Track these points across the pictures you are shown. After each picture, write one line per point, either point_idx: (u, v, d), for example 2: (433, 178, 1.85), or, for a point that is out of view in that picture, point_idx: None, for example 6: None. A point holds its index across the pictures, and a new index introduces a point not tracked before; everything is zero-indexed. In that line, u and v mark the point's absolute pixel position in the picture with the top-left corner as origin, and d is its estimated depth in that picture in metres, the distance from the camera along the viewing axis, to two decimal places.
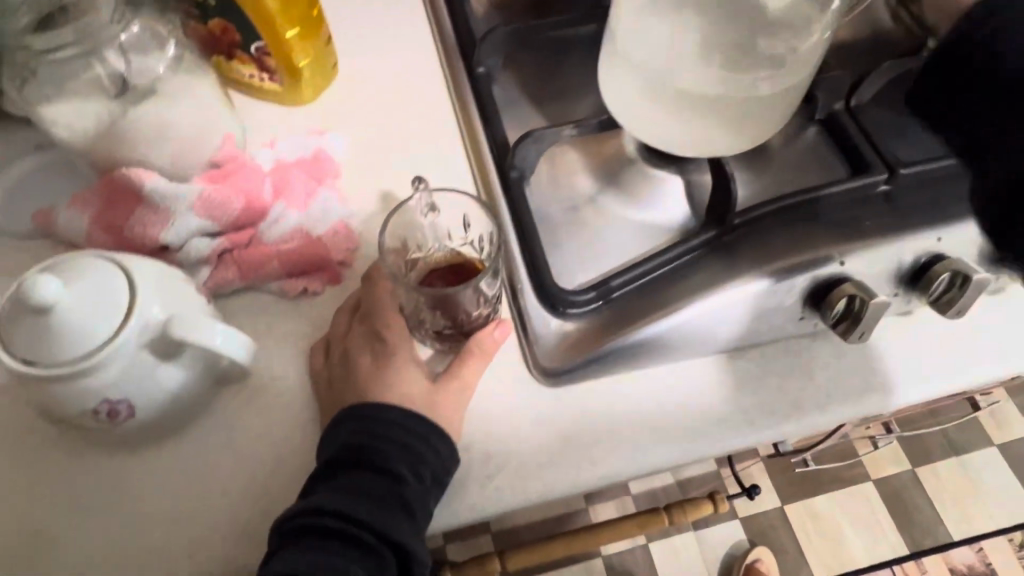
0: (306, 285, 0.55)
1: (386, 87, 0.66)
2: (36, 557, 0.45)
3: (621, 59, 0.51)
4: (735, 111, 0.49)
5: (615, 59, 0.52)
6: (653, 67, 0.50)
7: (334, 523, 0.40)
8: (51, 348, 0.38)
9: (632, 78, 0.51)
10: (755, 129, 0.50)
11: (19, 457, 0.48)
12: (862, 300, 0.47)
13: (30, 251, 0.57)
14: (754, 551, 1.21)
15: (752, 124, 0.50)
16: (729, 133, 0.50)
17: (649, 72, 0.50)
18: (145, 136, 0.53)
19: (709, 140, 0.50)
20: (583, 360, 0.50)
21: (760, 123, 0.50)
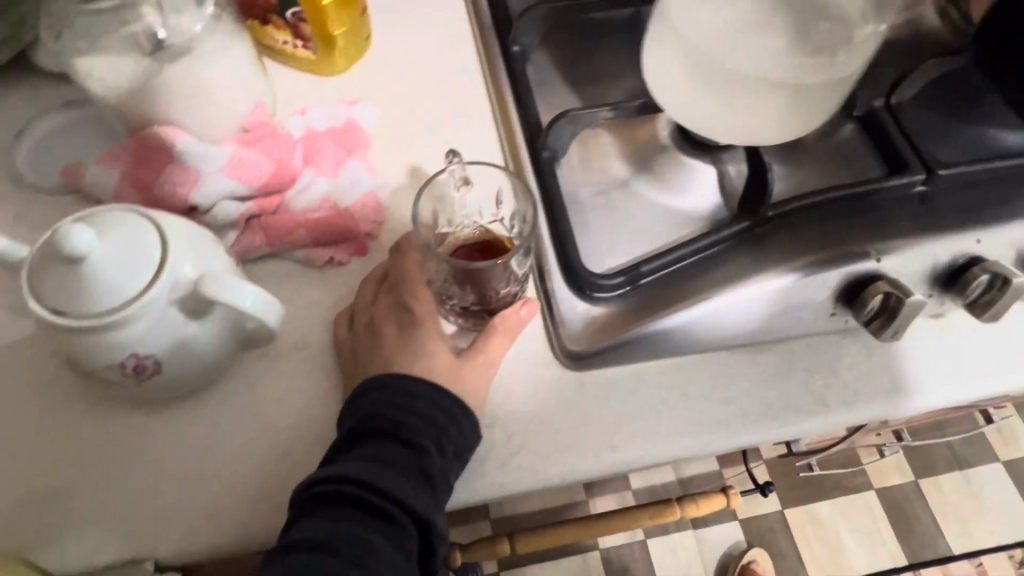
0: (333, 255, 0.55)
1: (419, 60, 0.65)
2: (53, 510, 0.45)
3: (671, 37, 0.51)
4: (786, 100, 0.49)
5: (663, 36, 0.51)
6: (703, 50, 0.49)
7: (357, 492, 0.40)
8: (79, 300, 0.38)
9: (681, 56, 0.50)
10: (801, 119, 0.50)
11: (41, 409, 0.48)
12: (898, 298, 0.47)
13: (55, 206, 0.57)
14: (752, 551, 1.21)
15: (800, 118, 0.50)
16: (775, 120, 0.49)
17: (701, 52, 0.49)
18: (179, 95, 0.52)
19: (755, 126, 0.50)
20: (610, 343, 0.50)
21: (806, 114, 0.50)
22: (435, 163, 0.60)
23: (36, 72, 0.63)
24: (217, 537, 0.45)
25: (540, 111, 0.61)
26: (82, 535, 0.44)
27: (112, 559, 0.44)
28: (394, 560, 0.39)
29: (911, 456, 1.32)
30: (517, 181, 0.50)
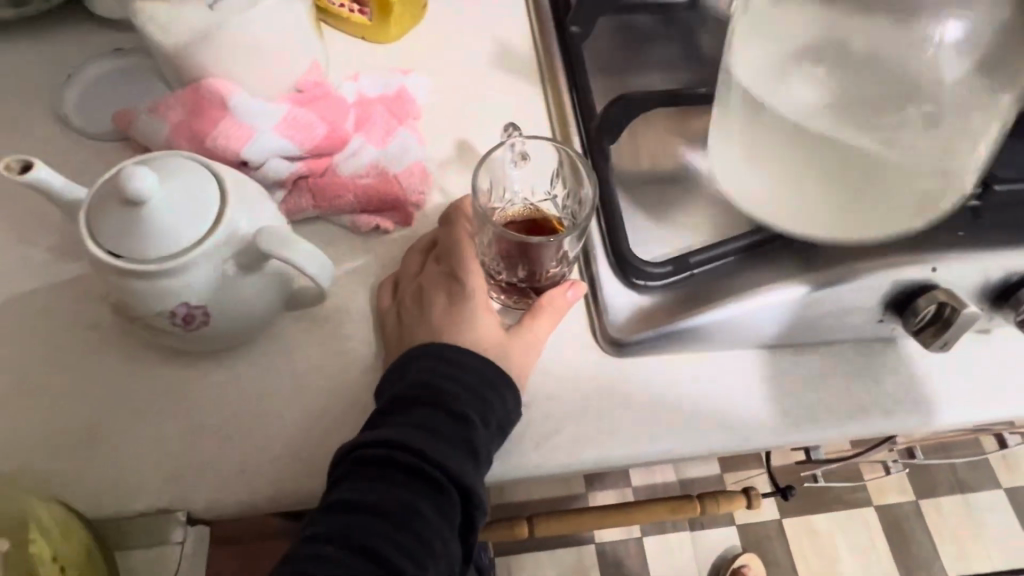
0: (379, 223, 0.54)
1: (472, 35, 0.64)
2: (88, 453, 0.45)
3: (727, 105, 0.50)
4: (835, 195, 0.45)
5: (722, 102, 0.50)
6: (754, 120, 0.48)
7: (403, 458, 0.40)
8: (137, 245, 0.38)
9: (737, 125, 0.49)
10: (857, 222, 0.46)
11: (82, 352, 0.48)
12: (953, 308, 0.46)
13: (101, 151, 0.56)
14: (743, 556, 1.17)
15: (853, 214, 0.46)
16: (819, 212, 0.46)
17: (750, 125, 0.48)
18: (235, 47, 0.50)
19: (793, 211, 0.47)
20: (656, 333, 0.49)
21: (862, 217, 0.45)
22: (483, 137, 0.59)
23: (90, 18, 0.63)
24: (247, 494, 0.44)
25: (594, 93, 0.60)
26: (116, 481, 0.44)
27: (144, 507, 0.44)
28: (440, 526, 0.39)
29: (914, 476, 1.29)
30: (574, 159, 0.49)
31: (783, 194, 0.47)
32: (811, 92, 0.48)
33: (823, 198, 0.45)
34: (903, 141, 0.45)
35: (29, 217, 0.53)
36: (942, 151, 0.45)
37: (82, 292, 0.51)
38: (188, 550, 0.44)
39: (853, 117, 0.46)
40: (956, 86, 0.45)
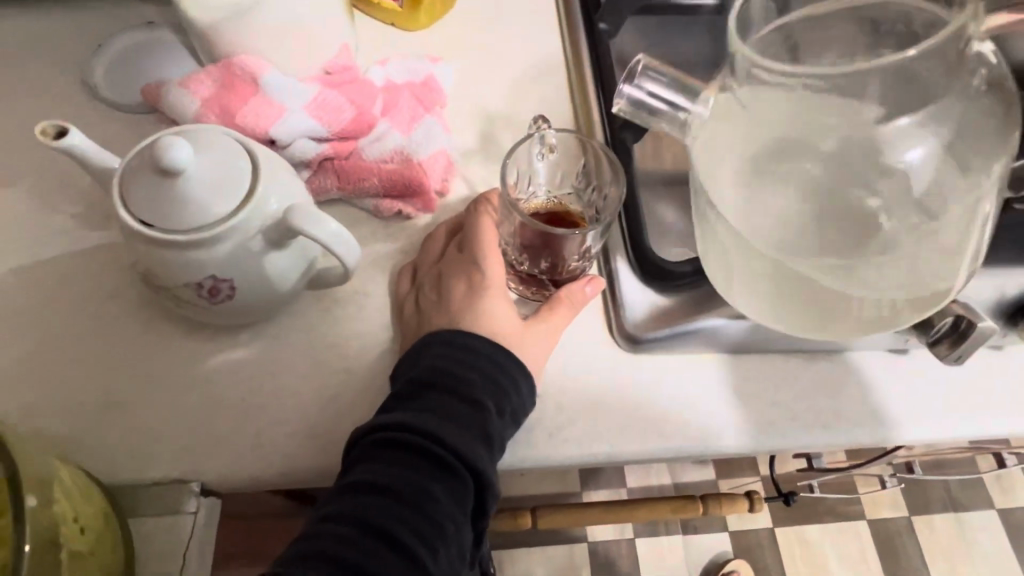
0: (401, 208, 0.54)
1: (499, 28, 0.64)
2: (106, 420, 0.45)
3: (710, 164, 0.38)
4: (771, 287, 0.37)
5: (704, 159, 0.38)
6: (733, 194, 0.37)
7: (419, 441, 0.40)
8: (169, 216, 0.38)
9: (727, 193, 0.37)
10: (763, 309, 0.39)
11: (103, 320, 0.49)
12: (969, 321, 0.46)
13: (129, 122, 0.57)
14: (732, 561, 1.17)
15: (768, 298, 0.38)
16: (757, 303, 0.39)
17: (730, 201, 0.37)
18: (270, 27, 0.51)
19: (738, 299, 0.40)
20: (670, 331, 0.50)
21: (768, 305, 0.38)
22: (508, 129, 0.59)
23: None
24: (260, 470, 0.45)
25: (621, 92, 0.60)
26: (133, 449, 0.45)
27: (158, 476, 0.44)
28: (453, 511, 0.40)
29: (908, 492, 1.29)
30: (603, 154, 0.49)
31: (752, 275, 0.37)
32: (794, 186, 0.37)
33: (793, 308, 0.37)
34: (889, 253, 0.35)
35: (53, 183, 0.54)
36: (914, 260, 0.35)
37: (105, 260, 0.51)
38: (201, 520, 0.44)
39: (821, 244, 0.36)
40: (935, 198, 0.35)
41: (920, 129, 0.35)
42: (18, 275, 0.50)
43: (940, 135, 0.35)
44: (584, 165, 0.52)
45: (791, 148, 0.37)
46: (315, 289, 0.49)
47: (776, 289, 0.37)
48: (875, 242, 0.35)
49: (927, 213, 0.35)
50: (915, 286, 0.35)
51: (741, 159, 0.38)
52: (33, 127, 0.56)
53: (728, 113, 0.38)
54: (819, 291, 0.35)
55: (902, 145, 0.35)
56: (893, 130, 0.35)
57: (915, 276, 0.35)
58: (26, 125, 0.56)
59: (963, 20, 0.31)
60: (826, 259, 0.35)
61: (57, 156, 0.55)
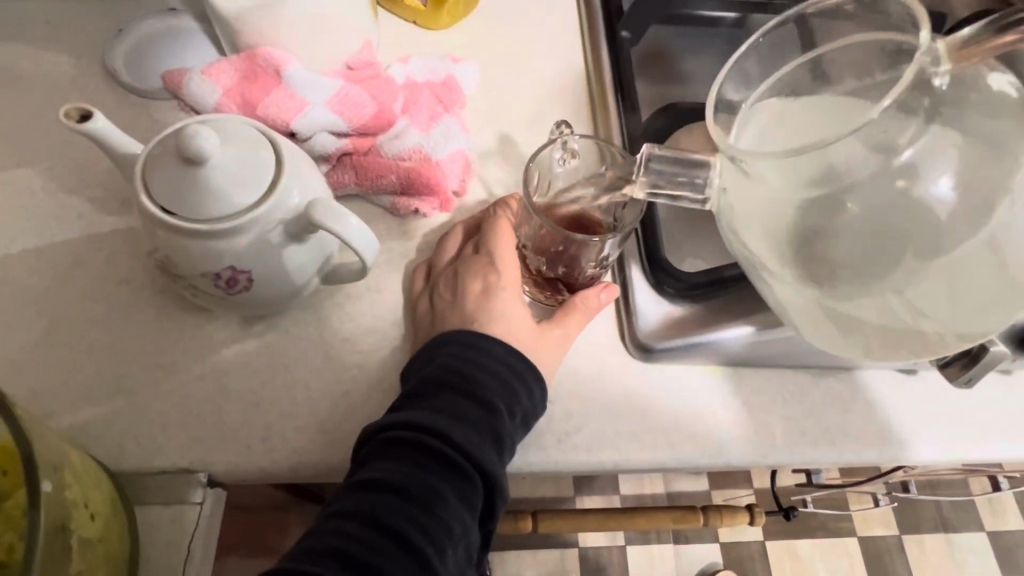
0: (418, 207, 0.54)
1: (521, 32, 0.64)
2: (116, 406, 0.45)
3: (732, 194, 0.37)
4: (814, 304, 0.37)
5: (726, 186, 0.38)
6: (760, 219, 0.36)
7: (431, 441, 0.40)
8: (193, 205, 0.38)
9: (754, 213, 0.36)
10: (807, 322, 0.38)
11: (115, 306, 0.49)
12: (982, 345, 0.46)
13: (148, 108, 0.56)
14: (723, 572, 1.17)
15: (808, 312, 0.37)
16: (802, 318, 0.38)
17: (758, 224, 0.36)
18: (295, 20, 0.50)
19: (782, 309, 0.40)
20: (680, 342, 0.50)
21: (811, 320, 0.38)
22: (527, 133, 0.59)
23: None
24: (268, 463, 0.44)
25: (639, 104, 0.60)
26: (141, 437, 0.45)
27: (165, 466, 0.44)
28: (462, 512, 0.39)
29: (901, 511, 1.29)
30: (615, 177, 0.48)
31: (787, 298, 0.38)
32: (825, 224, 0.35)
33: (831, 322, 0.37)
34: (921, 281, 0.34)
35: (69, 165, 0.54)
36: (956, 281, 0.34)
37: (120, 246, 0.51)
38: (206, 511, 0.44)
39: (848, 267, 0.35)
40: (971, 210, 0.33)
41: (931, 155, 0.33)
42: (31, 257, 0.50)
43: (950, 154, 0.33)
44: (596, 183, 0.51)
45: (816, 195, 0.34)
46: (329, 283, 0.49)
47: (815, 318, 0.37)
48: (910, 271, 0.34)
49: (967, 233, 0.33)
50: (955, 309, 0.34)
51: (759, 215, 0.36)
52: (51, 108, 0.56)
53: (729, 167, 0.37)
54: (856, 318, 0.36)
55: (920, 175, 0.33)
56: (906, 160, 0.34)
57: (957, 298, 0.34)
58: (46, 106, 0.56)
59: (920, 63, 0.32)
60: (862, 294, 0.35)
61: (74, 138, 0.55)
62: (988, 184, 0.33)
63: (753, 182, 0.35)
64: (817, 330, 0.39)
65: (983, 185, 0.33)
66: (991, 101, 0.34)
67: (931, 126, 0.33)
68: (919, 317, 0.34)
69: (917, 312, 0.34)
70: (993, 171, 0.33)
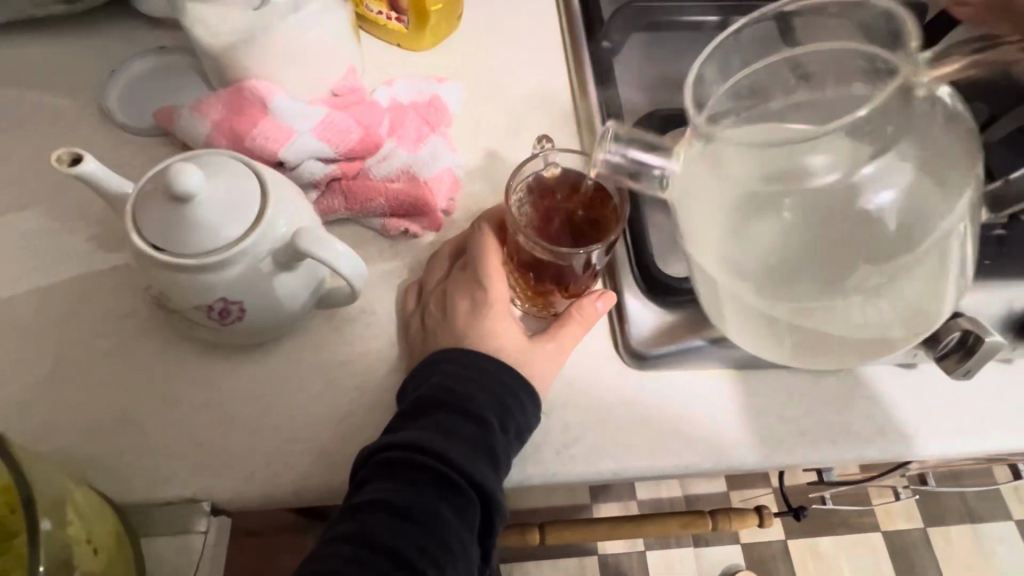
0: (408, 227, 0.55)
1: (505, 49, 0.65)
2: (120, 438, 0.46)
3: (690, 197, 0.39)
4: (754, 316, 0.37)
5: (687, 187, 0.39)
6: (713, 223, 0.37)
7: (423, 460, 0.40)
8: (181, 240, 0.39)
9: (709, 217, 0.37)
10: (748, 337, 0.39)
11: (117, 340, 0.50)
12: (977, 337, 0.45)
13: (143, 146, 0.58)
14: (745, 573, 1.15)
15: (748, 325, 0.38)
16: (743, 331, 0.39)
17: (711, 228, 0.37)
18: (279, 50, 0.52)
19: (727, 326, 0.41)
20: (674, 347, 0.50)
21: (753, 335, 0.39)
22: (514, 148, 0.60)
23: (134, 15, 0.64)
24: (271, 488, 0.45)
25: (624, 114, 0.61)
26: (146, 468, 0.45)
27: (171, 496, 0.45)
28: (461, 530, 0.40)
29: (923, 504, 1.27)
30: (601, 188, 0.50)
31: (729, 311, 0.39)
32: (772, 230, 0.37)
33: (770, 335, 0.38)
34: (858, 291, 0.35)
35: (70, 204, 0.55)
36: (885, 292, 0.36)
37: (121, 281, 0.52)
38: (212, 539, 0.44)
39: (790, 277, 0.36)
40: (911, 231, 0.35)
41: (885, 170, 0.35)
42: (35, 296, 0.51)
43: (899, 176, 0.35)
44: (577, 193, 0.52)
45: (764, 199, 0.37)
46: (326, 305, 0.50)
47: (757, 325, 0.38)
48: (852, 279, 0.35)
49: (899, 247, 0.35)
50: (884, 319, 0.36)
51: (719, 213, 0.37)
52: (51, 150, 0.58)
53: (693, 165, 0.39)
54: (803, 327, 0.36)
55: (866, 186, 0.36)
56: (859, 175, 0.35)
57: (885, 309, 0.36)
58: (45, 149, 0.58)
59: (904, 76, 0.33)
60: (813, 300, 0.36)
61: (73, 179, 0.56)
62: (931, 210, 0.35)
63: (711, 182, 0.37)
64: (754, 345, 0.40)
65: (928, 212, 0.36)
66: (950, 136, 0.36)
67: (893, 146, 0.35)
68: (854, 326, 0.36)
69: (853, 321, 0.36)
70: (939, 199, 0.36)
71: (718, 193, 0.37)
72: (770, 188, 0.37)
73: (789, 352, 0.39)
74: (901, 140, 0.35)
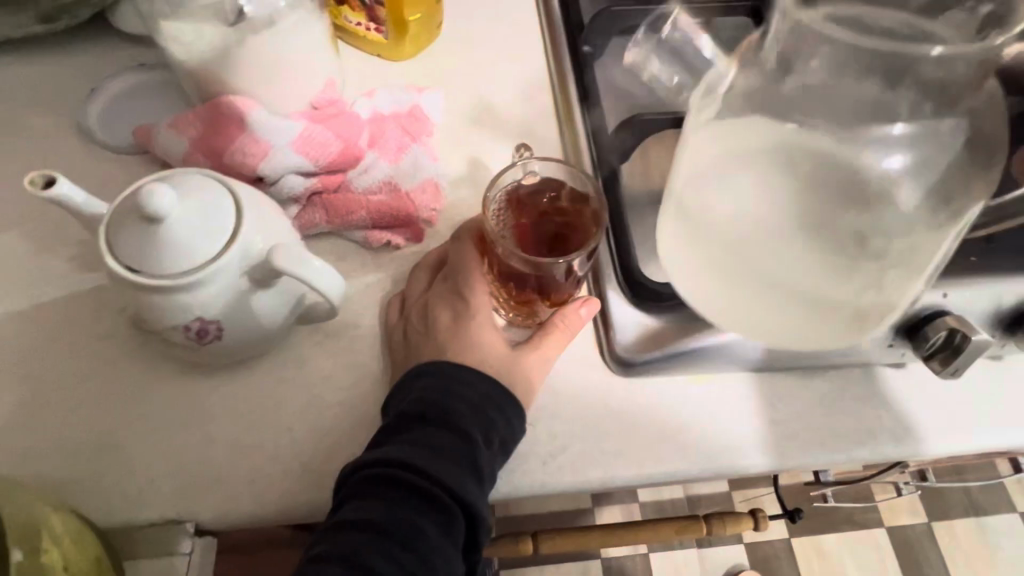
0: (390, 238, 0.55)
1: (486, 57, 0.65)
2: (103, 461, 0.46)
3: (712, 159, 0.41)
4: (746, 280, 0.39)
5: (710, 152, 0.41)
6: (729, 183, 0.40)
7: (404, 476, 0.40)
8: (154, 262, 0.38)
9: (724, 180, 0.40)
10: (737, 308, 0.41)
11: (100, 362, 0.49)
12: (964, 334, 0.46)
13: (123, 164, 0.58)
14: None
15: (743, 293, 0.40)
16: (734, 302, 0.41)
17: (727, 190, 0.40)
18: (256, 65, 0.51)
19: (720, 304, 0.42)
20: (660, 353, 0.50)
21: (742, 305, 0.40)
22: (496, 156, 0.60)
23: (113, 33, 0.64)
24: (256, 506, 0.45)
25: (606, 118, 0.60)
26: (128, 491, 0.45)
27: (154, 518, 0.45)
28: (444, 546, 0.39)
29: (927, 498, 1.27)
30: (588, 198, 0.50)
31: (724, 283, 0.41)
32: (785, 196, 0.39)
33: (760, 304, 0.40)
34: (850, 260, 0.38)
35: (51, 225, 0.55)
36: (874, 267, 0.38)
37: (103, 302, 0.52)
38: (196, 560, 0.44)
39: (794, 241, 0.38)
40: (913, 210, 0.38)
41: (915, 139, 0.38)
42: (17, 320, 0.51)
43: (925, 150, 0.38)
44: (558, 201, 0.51)
45: (783, 162, 0.39)
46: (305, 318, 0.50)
47: (725, 276, 0.40)
48: (850, 247, 0.38)
49: (899, 224, 0.38)
50: (871, 294, 0.38)
51: (737, 176, 0.40)
52: (32, 172, 0.57)
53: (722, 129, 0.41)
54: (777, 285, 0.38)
55: (896, 151, 0.38)
56: (894, 133, 0.38)
57: (869, 284, 0.38)
58: (24, 171, 0.57)
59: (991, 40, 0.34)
60: (795, 259, 0.38)
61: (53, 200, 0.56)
62: (933, 202, 0.38)
63: (738, 142, 0.40)
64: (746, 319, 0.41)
65: (931, 202, 0.38)
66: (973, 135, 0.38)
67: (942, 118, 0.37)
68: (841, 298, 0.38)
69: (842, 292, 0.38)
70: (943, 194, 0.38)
71: (736, 140, 0.40)
72: (786, 148, 0.39)
73: (737, 305, 0.41)
74: (944, 122, 0.37)
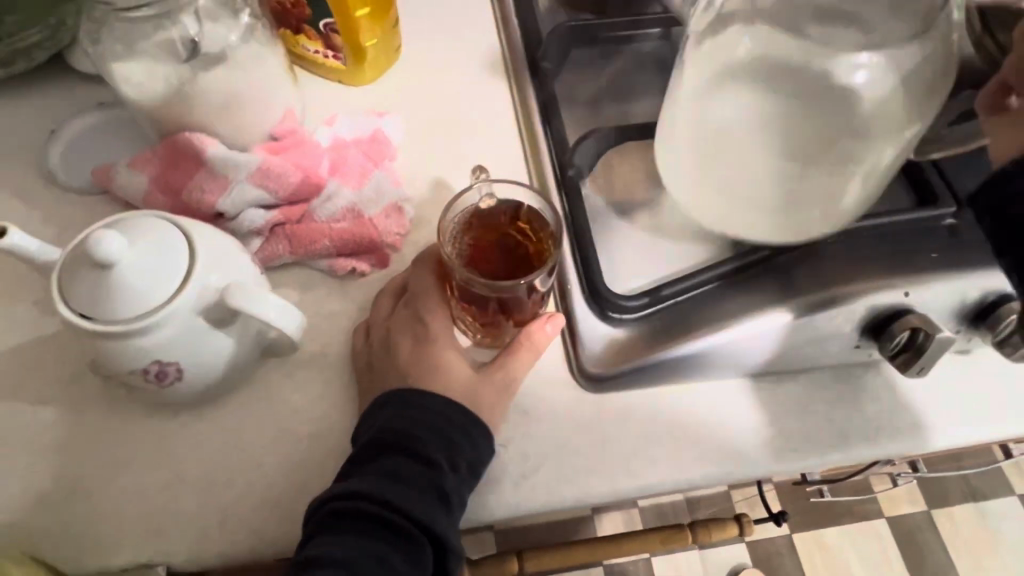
0: (355, 265, 0.55)
1: (447, 77, 0.65)
2: (72, 508, 0.46)
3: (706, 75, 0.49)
4: (711, 181, 0.50)
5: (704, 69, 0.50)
6: (713, 100, 0.49)
7: (370, 507, 0.40)
8: (106, 308, 0.38)
9: (708, 95, 0.49)
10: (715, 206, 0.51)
11: (67, 406, 0.49)
12: (927, 334, 0.47)
13: (85, 206, 0.58)
14: None
15: (714, 191, 0.50)
16: (709, 201, 0.51)
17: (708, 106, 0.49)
18: (211, 101, 0.52)
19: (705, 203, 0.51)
20: (628, 367, 0.49)
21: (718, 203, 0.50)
22: (460, 176, 0.60)
23: (72, 74, 0.64)
24: (228, 545, 0.44)
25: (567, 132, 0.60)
26: (99, 537, 0.45)
27: (125, 564, 0.44)
28: None
29: (925, 486, 1.27)
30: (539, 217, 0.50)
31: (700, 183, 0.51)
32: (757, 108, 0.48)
33: (726, 199, 0.50)
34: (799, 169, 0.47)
35: (14, 271, 0.55)
36: (818, 176, 0.47)
37: (69, 345, 0.51)
38: None
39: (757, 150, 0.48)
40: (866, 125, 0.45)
41: (876, 68, 0.44)
42: None
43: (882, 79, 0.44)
44: (518, 220, 0.52)
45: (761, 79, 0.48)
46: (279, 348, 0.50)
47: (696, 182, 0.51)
48: (799, 159, 0.47)
49: (852, 141, 0.45)
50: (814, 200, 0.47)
51: (721, 92, 0.49)
52: None
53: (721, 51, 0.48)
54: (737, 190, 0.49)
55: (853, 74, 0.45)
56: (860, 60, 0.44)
57: (816, 188, 0.47)
58: None
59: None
60: (754, 166, 0.48)
61: None
62: (890, 121, 0.44)
63: (730, 58, 0.49)
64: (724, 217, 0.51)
65: (887, 119, 0.44)
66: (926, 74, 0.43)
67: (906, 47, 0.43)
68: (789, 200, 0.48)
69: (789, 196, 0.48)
70: (899, 113, 0.44)
71: (720, 58, 0.49)
72: (766, 63, 0.48)
73: (711, 203, 0.51)
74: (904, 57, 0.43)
